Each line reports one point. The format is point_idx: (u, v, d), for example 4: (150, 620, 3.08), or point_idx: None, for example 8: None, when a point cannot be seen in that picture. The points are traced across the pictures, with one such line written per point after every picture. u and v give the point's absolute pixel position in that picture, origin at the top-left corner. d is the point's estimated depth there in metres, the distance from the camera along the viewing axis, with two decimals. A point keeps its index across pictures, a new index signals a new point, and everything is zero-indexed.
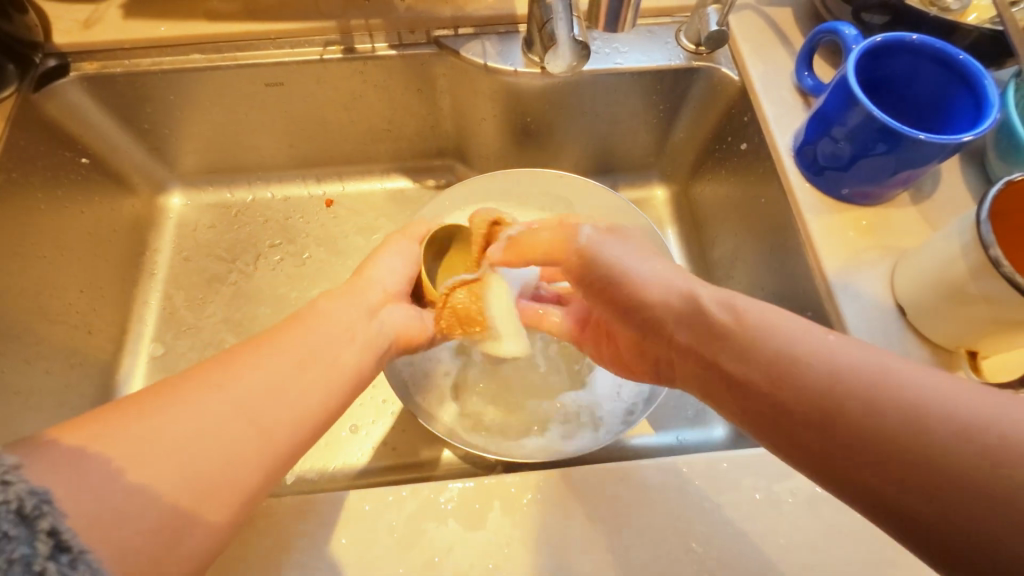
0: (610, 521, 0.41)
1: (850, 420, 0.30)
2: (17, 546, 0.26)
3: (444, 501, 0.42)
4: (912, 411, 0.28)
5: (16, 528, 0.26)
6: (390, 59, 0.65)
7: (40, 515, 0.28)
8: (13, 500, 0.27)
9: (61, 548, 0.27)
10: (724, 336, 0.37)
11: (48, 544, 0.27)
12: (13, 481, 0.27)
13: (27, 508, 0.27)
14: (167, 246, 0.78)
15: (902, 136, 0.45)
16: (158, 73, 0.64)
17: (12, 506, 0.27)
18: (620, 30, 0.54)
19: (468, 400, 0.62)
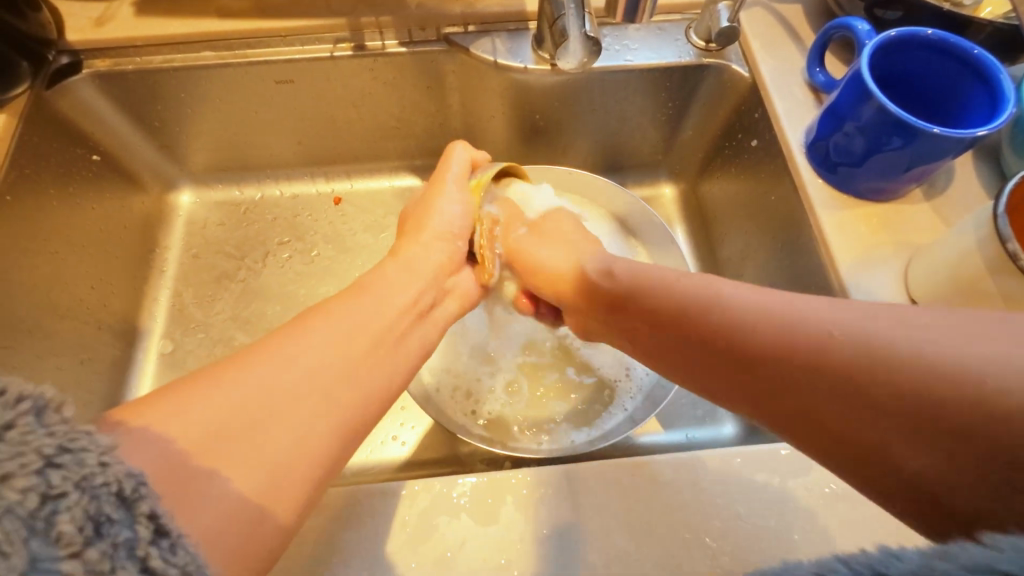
0: (623, 516, 0.41)
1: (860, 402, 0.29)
2: (119, 529, 0.25)
3: (456, 496, 0.41)
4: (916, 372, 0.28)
5: (117, 511, 0.25)
6: (401, 56, 0.65)
7: (140, 498, 0.26)
8: (114, 483, 0.25)
9: (161, 532, 0.26)
10: (723, 340, 0.37)
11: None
12: (111, 462, 0.26)
13: (128, 490, 0.26)
14: (176, 243, 0.78)
15: (916, 131, 0.45)
16: (169, 71, 0.65)
17: (113, 489, 0.25)
18: (638, 20, 0.54)
19: (488, 404, 0.61)
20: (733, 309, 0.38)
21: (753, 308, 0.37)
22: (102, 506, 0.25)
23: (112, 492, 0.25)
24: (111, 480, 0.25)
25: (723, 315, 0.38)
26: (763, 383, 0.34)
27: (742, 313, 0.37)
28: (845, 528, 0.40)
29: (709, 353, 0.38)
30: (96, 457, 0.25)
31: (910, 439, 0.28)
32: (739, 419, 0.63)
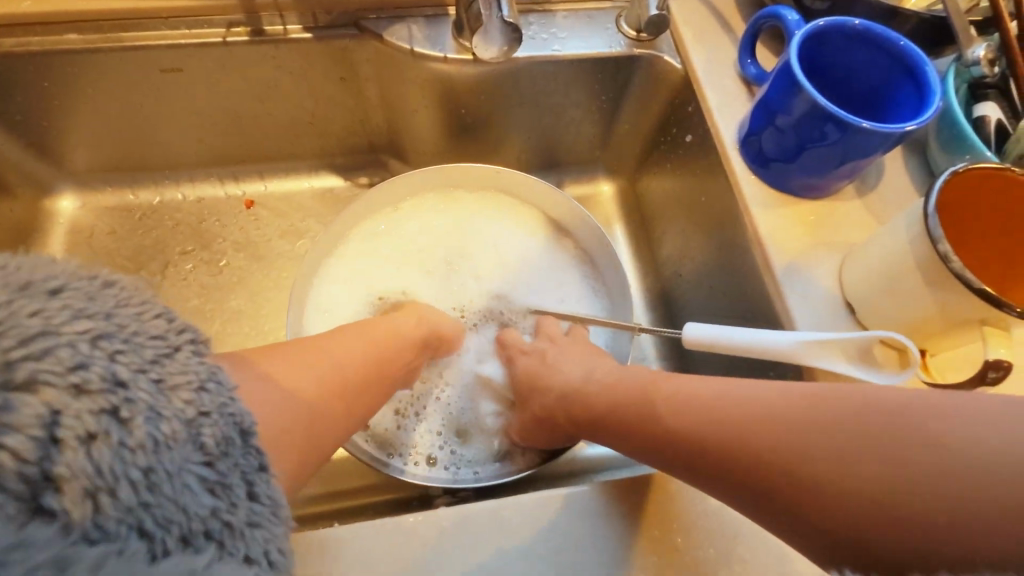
0: (553, 555, 0.38)
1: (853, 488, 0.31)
2: (146, 399, 0.27)
3: (363, 546, 0.37)
4: (931, 450, 0.30)
5: (145, 386, 0.27)
6: (306, 43, 0.59)
7: (126, 391, 0.26)
8: (98, 373, 0.26)
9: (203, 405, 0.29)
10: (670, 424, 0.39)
11: (256, 461, 0.31)
12: (88, 361, 0.26)
13: (117, 378, 0.26)
14: (56, 255, 0.68)
15: (847, 125, 0.42)
16: (26, 56, 0.55)
17: (101, 376, 0.26)
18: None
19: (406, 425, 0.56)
20: (681, 406, 0.39)
21: (719, 400, 0.37)
22: (120, 382, 0.26)
23: (102, 379, 0.26)
24: (89, 373, 0.26)
25: (672, 407, 0.39)
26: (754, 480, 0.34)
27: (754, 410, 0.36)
28: (781, 551, 0.38)
29: (661, 447, 0.39)
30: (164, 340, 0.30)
31: (924, 524, 0.29)
32: None
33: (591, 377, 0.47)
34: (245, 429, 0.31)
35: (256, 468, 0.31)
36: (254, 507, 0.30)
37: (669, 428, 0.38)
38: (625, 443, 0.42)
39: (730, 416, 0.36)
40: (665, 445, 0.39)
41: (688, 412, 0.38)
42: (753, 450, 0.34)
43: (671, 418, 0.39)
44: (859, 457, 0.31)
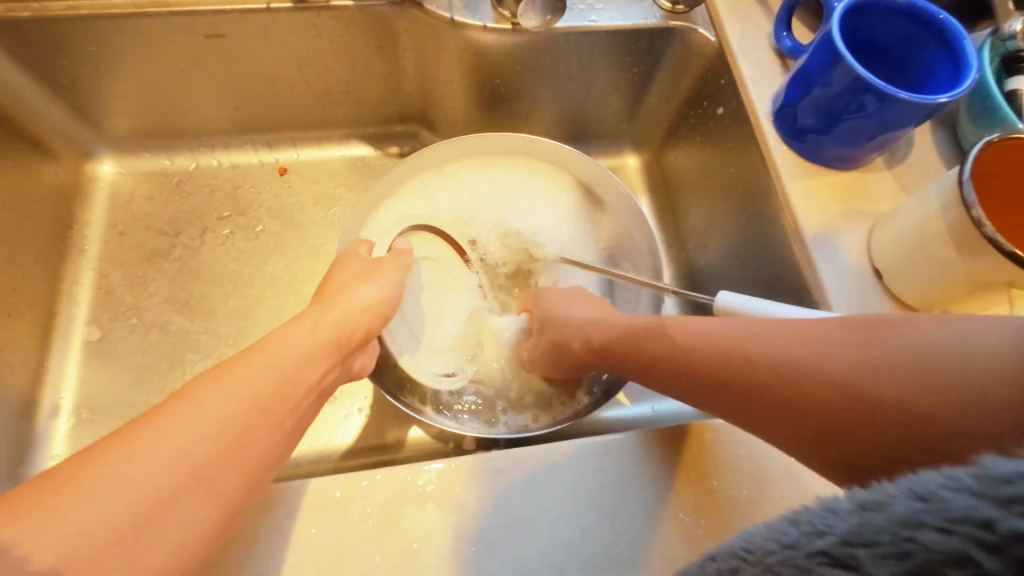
0: (598, 496, 0.40)
1: (834, 391, 0.34)
2: None
3: (422, 484, 0.39)
4: (895, 359, 0.32)
5: None
6: (347, 10, 0.60)
7: None
8: None
9: None
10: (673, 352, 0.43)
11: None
12: None
13: None
14: (98, 218, 0.70)
15: (884, 96, 0.44)
16: (76, 19, 0.57)
17: None
18: None
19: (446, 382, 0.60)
20: (683, 332, 0.43)
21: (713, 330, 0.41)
22: None
23: None
24: None
25: (671, 336, 0.43)
26: (746, 395, 0.37)
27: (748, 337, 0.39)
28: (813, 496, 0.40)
29: (665, 370, 0.43)
30: None
31: (904, 433, 0.31)
32: None
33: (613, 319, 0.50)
34: None
35: None
36: None
37: (670, 357, 0.43)
38: (634, 369, 0.46)
39: (717, 346, 0.40)
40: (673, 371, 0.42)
41: (689, 342, 0.42)
42: (740, 372, 0.38)
43: (672, 348, 0.43)
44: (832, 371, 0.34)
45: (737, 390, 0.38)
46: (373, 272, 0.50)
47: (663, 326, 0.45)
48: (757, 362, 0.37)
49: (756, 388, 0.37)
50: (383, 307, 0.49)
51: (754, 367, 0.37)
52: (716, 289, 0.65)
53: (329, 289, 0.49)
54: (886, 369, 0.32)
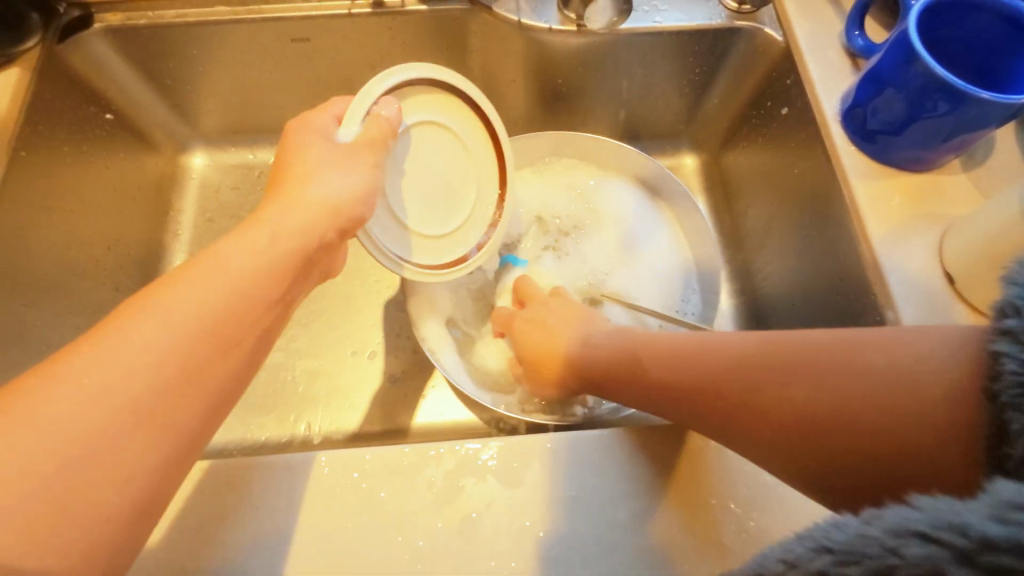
0: (649, 481, 0.41)
1: (821, 412, 0.35)
2: None
3: (482, 459, 0.42)
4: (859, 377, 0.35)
5: None
6: (420, 15, 0.63)
7: None
8: None
9: None
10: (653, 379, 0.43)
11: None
12: None
13: None
14: (189, 206, 0.77)
15: (963, 96, 0.43)
16: (182, 26, 0.63)
17: None
18: None
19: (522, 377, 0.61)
20: (652, 358, 0.45)
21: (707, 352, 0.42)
22: None
23: None
24: None
25: (662, 355, 0.44)
26: (763, 422, 0.37)
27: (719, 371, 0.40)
28: None
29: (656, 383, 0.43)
30: None
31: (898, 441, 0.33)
32: None
33: (592, 340, 0.50)
34: None
35: None
36: None
37: (648, 382, 0.44)
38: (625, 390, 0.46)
39: (709, 369, 0.41)
40: (655, 397, 0.43)
41: (655, 367, 0.44)
42: (730, 394, 0.39)
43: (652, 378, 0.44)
44: (809, 390, 0.36)
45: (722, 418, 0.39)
46: (345, 161, 0.43)
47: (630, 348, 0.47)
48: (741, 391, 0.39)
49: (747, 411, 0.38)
50: (352, 206, 0.44)
51: (737, 396, 0.39)
52: (775, 291, 0.65)
53: (282, 179, 0.44)
54: (866, 374, 0.35)
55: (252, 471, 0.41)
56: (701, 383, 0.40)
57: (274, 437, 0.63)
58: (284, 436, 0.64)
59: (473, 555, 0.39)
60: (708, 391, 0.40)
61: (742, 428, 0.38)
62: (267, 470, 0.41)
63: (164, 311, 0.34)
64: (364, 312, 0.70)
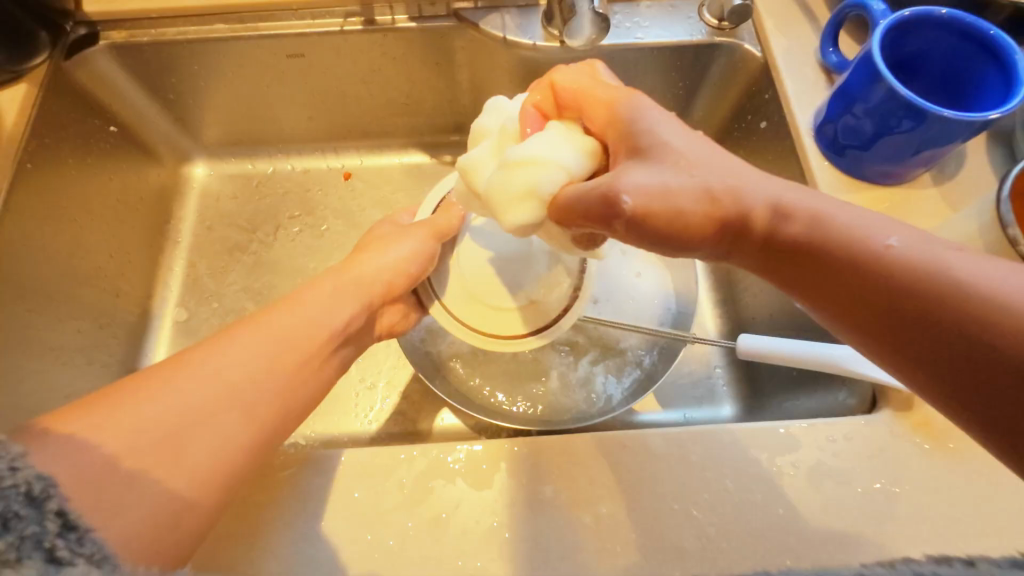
0: (613, 485, 0.42)
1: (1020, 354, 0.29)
2: (27, 524, 0.27)
3: (451, 462, 0.43)
4: None
5: (25, 509, 0.27)
6: (410, 31, 0.66)
7: (48, 497, 0.29)
8: (22, 484, 0.28)
9: (68, 528, 0.28)
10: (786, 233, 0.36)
11: (57, 523, 0.28)
12: (20, 467, 0.29)
13: (36, 491, 0.29)
14: (190, 214, 0.80)
15: (926, 112, 0.44)
16: (183, 43, 0.66)
17: (22, 489, 0.28)
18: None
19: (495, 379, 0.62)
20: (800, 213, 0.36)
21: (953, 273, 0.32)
22: (11, 505, 0.27)
23: (21, 492, 0.28)
24: (21, 482, 0.28)
25: (810, 219, 0.35)
26: (888, 307, 0.33)
27: (877, 247, 0.33)
28: (829, 503, 0.41)
29: (860, 292, 0.33)
30: (6, 463, 0.28)
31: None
32: (737, 402, 0.65)
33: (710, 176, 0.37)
34: (33, 495, 0.28)
35: (56, 532, 0.27)
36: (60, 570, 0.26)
37: (779, 238, 0.36)
38: (805, 284, 0.36)
39: (939, 284, 0.31)
40: (781, 252, 0.36)
41: (797, 230, 0.36)
42: (828, 253, 0.34)
43: (785, 233, 0.36)
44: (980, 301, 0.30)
45: (849, 286, 0.34)
46: (400, 231, 0.52)
47: (774, 195, 0.36)
48: (884, 271, 0.33)
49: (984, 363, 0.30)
50: (407, 265, 0.50)
51: (880, 272, 0.33)
52: (755, 301, 0.65)
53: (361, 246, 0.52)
54: None
55: None
56: (841, 253, 0.34)
57: None
58: None
59: (440, 554, 0.40)
60: (843, 259, 0.34)
61: (860, 299, 0.34)
62: None
63: (226, 344, 0.40)
64: None
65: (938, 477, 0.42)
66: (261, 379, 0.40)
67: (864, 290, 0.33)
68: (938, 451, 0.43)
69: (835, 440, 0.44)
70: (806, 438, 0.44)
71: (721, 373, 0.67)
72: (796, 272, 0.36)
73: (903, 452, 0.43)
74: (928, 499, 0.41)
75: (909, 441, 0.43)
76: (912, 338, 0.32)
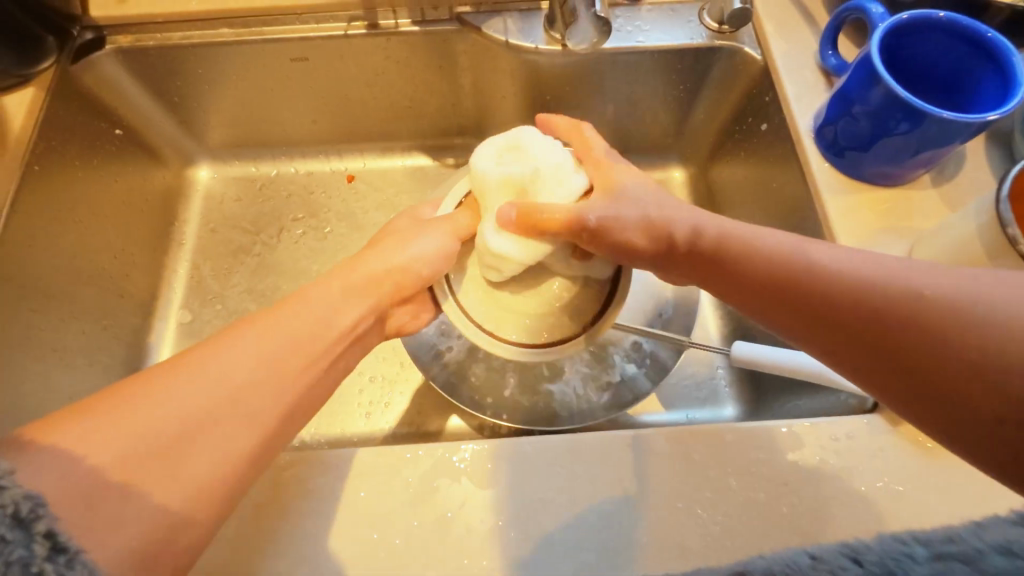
0: (617, 483, 0.43)
1: (920, 337, 0.31)
2: (16, 548, 0.28)
3: (457, 461, 0.43)
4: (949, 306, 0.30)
5: (13, 532, 0.28)
6: (413, 35, 0.66)
7: (36, 518, 0.29)
8: (11, 505, 0.29)
9: (57, 550, 0.29)
10: (712, 253, 0.41)
11: (45, 545, 0.29)
12: (10, 488, 0.29)
13: (24, 511, 0.29)
14: (194, 217, 0.80)
15: (924, 114, 0.44)
16: (188, 47, 0.67)
17: (10, 511, 0.29)
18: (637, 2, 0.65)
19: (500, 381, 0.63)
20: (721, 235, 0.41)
21: (814, 257, 0.37)
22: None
23: (10, 513, 0.29)
24: (9, 503, 0.29)
25: (730, 242, 0.41)
26: (803, 309, 0.36)
27: (786, 258, 0.38)
28: (831, 501, 0.42)
29: (758, 290, 0.39)
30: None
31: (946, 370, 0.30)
32: (739, 402, 0.65)
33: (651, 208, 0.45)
34: (20, 517, 0.29)
35: (45, 555, 0.29)
36: None
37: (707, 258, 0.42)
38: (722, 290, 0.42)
39: (840, 281, 0.35)
40: (713, 271, 0.42)
41: (720, 250, 0.41)
42: (747, 267, 0.39)
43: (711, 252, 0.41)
44: (877, 295, 0.33)
45: (768, 297, 0.38)
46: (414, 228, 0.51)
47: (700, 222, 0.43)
48: (795, 278, 0.37)
49: (855, 328, 0.33)
50: (418, 266, 0.49)
51: (792, 279, 0.37)
52: None
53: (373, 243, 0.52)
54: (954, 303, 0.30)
55: None
56: (758, 267, 0.39)
57: None
58: None
59: (446, 552, 0.40)
60: (760, 272, 0.39)
61: (780, 305, 0.37)
62: None
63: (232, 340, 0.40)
64: None
65: (941, 476, 0.43)
66: (260, 371, 0.40)
67: (783, 295, 0.37)
68: (941, 450, 0.43)
69: (838, 438, 0.44)
70: (810, 437, 0.44)
71: (724, 374, 0.67)
72: (729, 288, 0.41)
73: (905, 451, 0.43)
74: (931, 497, 0.42)
75: (911, 440, 0.44)
76: (831, 334, 0.35)
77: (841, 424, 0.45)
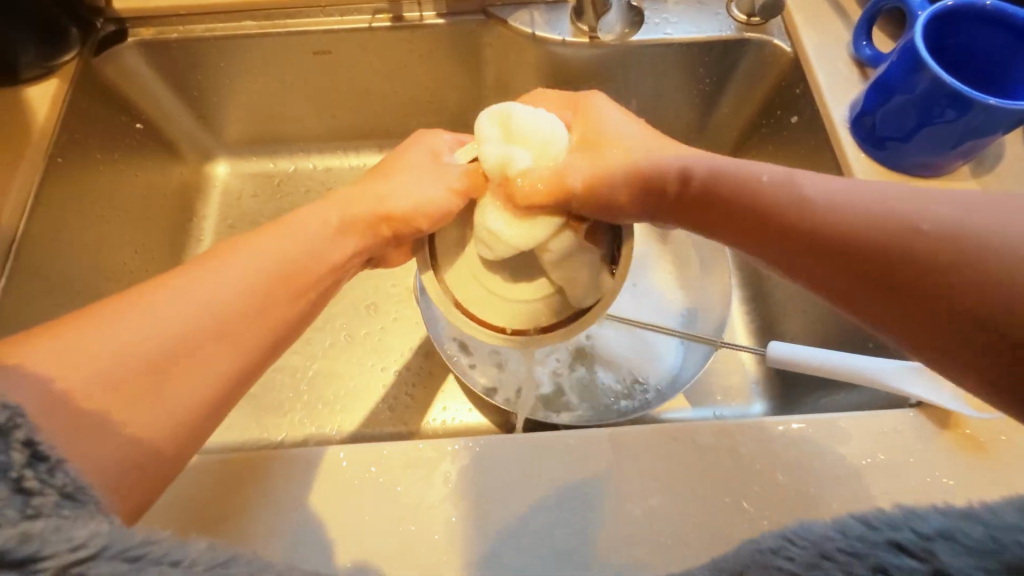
0: (660, 478, 0.42)
1: (911, 264, 0.30)
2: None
3: (496, 455, 0.42)
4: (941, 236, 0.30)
5: None
6: (438, 28, 0.66)
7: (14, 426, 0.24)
8: None
9: (39, 458, 0.24)
10: (704, 189, 0.40)
11: (24, 453, 0.24)
12: None
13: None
14: (211, 212, 0.79)
15: (971, 101, 0.44)
16: (211, 40, 0.66)
17: None
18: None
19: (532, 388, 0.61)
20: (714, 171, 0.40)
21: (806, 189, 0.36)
22: None
23: None
24: None
25: (721, 178, 0.40)
26: (793, 239, 0.35)
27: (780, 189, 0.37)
28: (879, 496, 0.41)
29: (727, 217, 0.39)
30: None
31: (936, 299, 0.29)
32: (768, 399, 0.64)
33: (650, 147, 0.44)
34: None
35: (25, 463, 0.24)
36: (28, 504, 0.23)
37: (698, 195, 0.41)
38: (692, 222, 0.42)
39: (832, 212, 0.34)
40: (705, 208, 0.41)
41: (713, 185, 0.40)
42: (737, 202, 0.38)
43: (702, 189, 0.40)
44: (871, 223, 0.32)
45: (760, 229, 0.37)
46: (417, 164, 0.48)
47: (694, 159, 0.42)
48: (787, 210, 0.36)
49: (811, 243, 0.34)
50: (421, 216, 0.45)
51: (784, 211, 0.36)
52: (785, 298, 0.65)
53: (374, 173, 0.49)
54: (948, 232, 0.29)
55: (272, 465, 0.42)
56: (750, 199, 0.38)
57: (290, 438, 0.64)
58: (301, 435, 0.64)
59: (487, 547, 0.39)
60: (752, 205, 0.38)
61: (773, 238, 0.36)
62: (285, 463, 0.42)
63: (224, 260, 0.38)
64: (378, 317, 0.71)
65: (992, 471, 0.41)
66: (250, 302, 0.38)
67: (775, 229, 0.36)
68: (990, 444, 0.42)
69: (886, 433, 0.43)
70: (858, 432, 0.43)
71: (752, 371, 0.66)
72: (720, 223, 0.40)
73: (954, 445, 0.42)
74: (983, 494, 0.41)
75: (960, 434, 0.43)
76: (821, 265, 0.34)
77: (887, 419, 0.44)
